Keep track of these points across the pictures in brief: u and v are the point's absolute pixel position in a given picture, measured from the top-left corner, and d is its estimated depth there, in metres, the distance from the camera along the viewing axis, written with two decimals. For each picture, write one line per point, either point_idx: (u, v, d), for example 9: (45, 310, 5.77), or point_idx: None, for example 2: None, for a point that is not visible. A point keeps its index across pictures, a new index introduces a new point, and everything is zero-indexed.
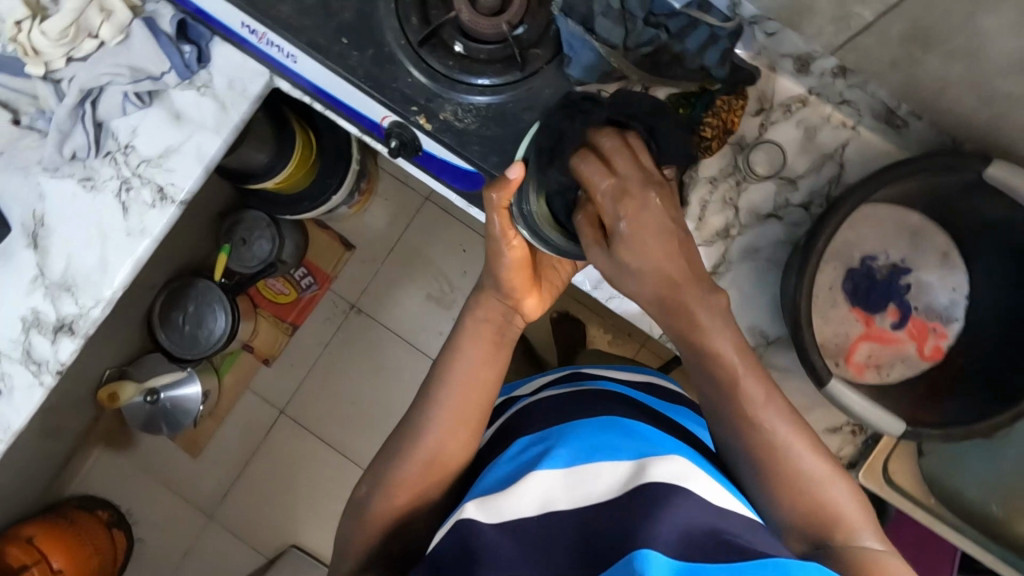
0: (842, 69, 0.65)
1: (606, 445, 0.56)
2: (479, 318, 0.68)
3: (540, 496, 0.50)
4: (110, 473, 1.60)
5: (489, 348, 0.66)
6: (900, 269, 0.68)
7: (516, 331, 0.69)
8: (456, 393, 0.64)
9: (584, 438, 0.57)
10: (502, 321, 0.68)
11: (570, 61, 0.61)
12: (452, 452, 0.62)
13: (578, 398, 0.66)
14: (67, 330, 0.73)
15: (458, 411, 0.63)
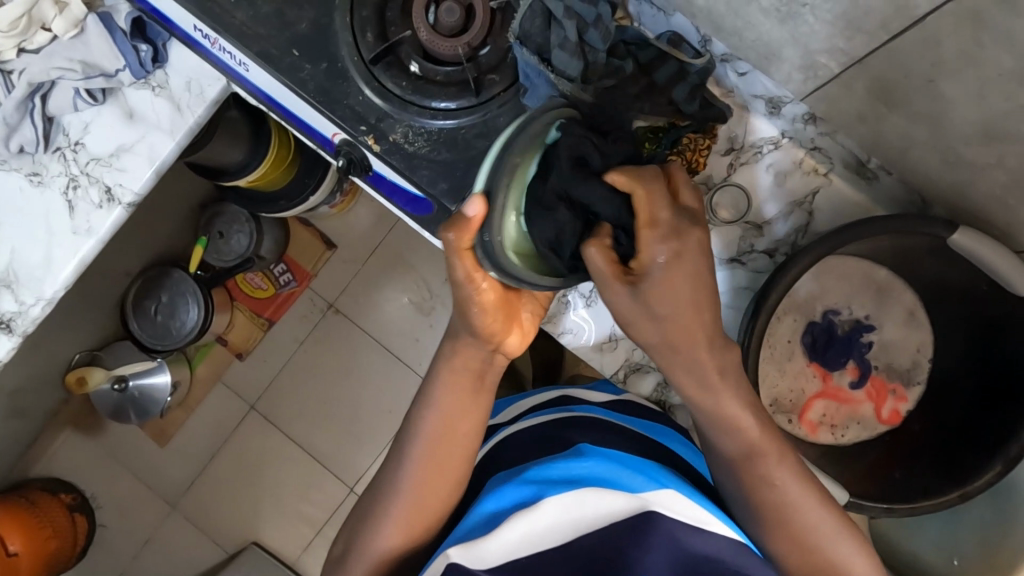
0: (812, 116, 0.61)
1: (592, 472, 0.56)
2: (458, 365, 0.65)
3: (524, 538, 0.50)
4: (76, 456, 1.59)
5: (465, 397, 0.64)
6: (863, 326, 0.66)
7: (496, 373, 0.67)
8: (431, 446, 0.63)
9: (569, 463, 0.57)
10: (481, 366, 0.65)
11: (526, 91, 0.58)
12: (433, 503, 0.62)
13: (562, 428, 0.66)
14: (4, 326, 0.72)
15: (426, 468, 0.62)
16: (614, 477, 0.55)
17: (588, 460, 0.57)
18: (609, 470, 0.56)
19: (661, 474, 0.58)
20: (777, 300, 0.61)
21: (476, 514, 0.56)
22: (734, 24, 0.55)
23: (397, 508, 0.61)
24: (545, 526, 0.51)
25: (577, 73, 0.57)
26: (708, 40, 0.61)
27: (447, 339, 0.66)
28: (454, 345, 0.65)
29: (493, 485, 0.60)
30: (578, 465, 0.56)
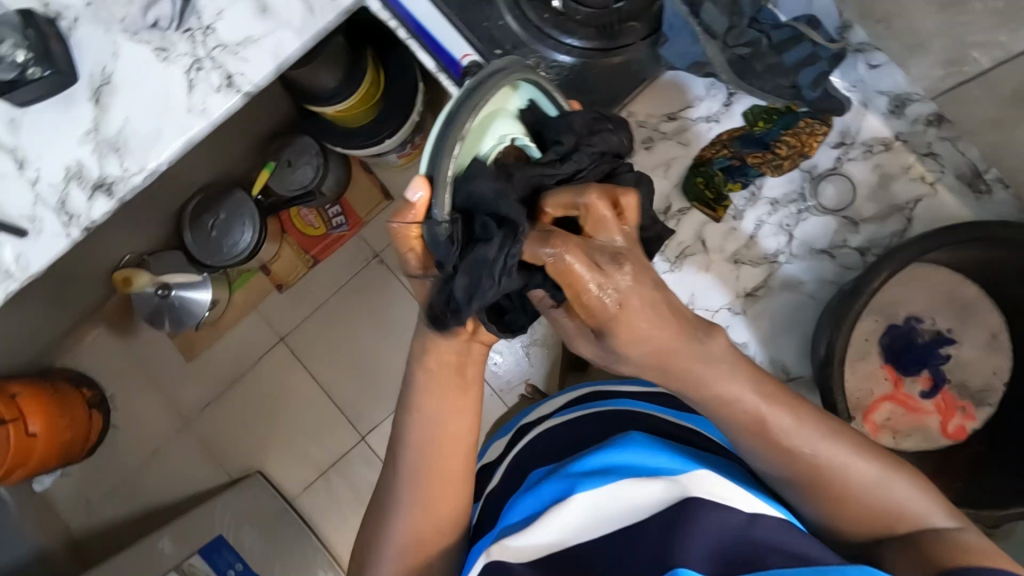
0: (938, 117, 0.63)
1: (622, 463, 0.58)
2: (440, 362, 0.65)
3: (555, 532, 0.55)
4: (104, 356, 1.62)
5: (453, 399, 0.66)
6: (942, 337, 0.67)
7: (477, 366, 0.67)
8: (431, 438, 0.66)
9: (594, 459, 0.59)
10: (461, 363, 0.66)
11: (666, 42, 0.59)
12: (450, 493, 0.66)
13: (583, 438, 0.68)
14: (106, 189, 0.74)
15: (433, 462, 0.66)
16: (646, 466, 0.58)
17: (614, 454, 0.60)
18: (645, 458, 0.59)
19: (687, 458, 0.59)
20: (865, 302, 0.64)
21: (516, 509, 0.61)
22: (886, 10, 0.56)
23: (423, 483, 0.65)
24: (574, 522, 0.55)
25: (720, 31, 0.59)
26: (847, 28, 0.62)
27: (415, 342, 0.66)
28: (426, 345, 0.65)
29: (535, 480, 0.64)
30: (596, 460, 0.59)
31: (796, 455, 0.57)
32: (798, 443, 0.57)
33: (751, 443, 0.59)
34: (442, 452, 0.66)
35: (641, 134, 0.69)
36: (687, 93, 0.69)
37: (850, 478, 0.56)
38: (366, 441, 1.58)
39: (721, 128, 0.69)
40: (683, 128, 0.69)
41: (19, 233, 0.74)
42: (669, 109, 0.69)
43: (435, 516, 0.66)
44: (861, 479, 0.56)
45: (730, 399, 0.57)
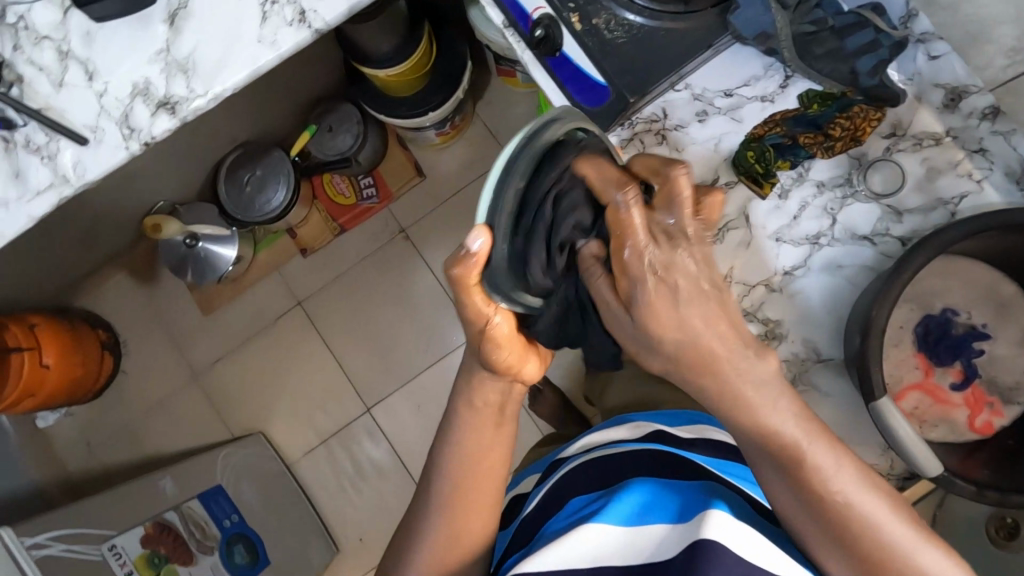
0: (994, 110, 0.64)
1: (660, 501, 0.59)
2: (485, 400, 0.67)
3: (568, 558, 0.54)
4: (121, 301, 1.63)
5: (490, 429, 0.67)
6: (977, 333, 0.66)
7: (515, 402, 0.69)
8: (466, 467, 0.66)
9: (638, 492, 0.59)
10: (503, 400, 0.68)
11: (737, 10, 0.65)
12: (483, 511, 0.67)
13: (623, 465, 0.65)
14: (170, 108, 0.76)
15: (468, 489, 0.66)
16: (687, 505, 0.57)
17: (656, 491, 0.60)
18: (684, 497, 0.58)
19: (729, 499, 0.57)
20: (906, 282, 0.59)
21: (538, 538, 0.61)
22: None
23: (448, 509, 0.66)
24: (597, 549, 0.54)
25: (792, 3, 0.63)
26: (912, 16, 0.66)
27: (461, 377, 0.68)
28: (472, 384, 0.67)
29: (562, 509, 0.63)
30: (630, 493, 0.59)
31: (826, 501, 0.53)
32: (834, 486, 0.53)
33: (778, 477, 0.54)
34: (478, 476, 0.66)
35: (695, 106, 0.70)
36: (744, 70, 0.70)
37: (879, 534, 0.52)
38: (371, 413, 1.58)
39: (775, 109, 0.70)
40: (739, 104, 0.70)
41: (80, 140, 0.75)
42: (727, 84, 0.70)
43: (466, 533, 0.66)
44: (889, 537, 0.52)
45: (772, 427, 0.53)
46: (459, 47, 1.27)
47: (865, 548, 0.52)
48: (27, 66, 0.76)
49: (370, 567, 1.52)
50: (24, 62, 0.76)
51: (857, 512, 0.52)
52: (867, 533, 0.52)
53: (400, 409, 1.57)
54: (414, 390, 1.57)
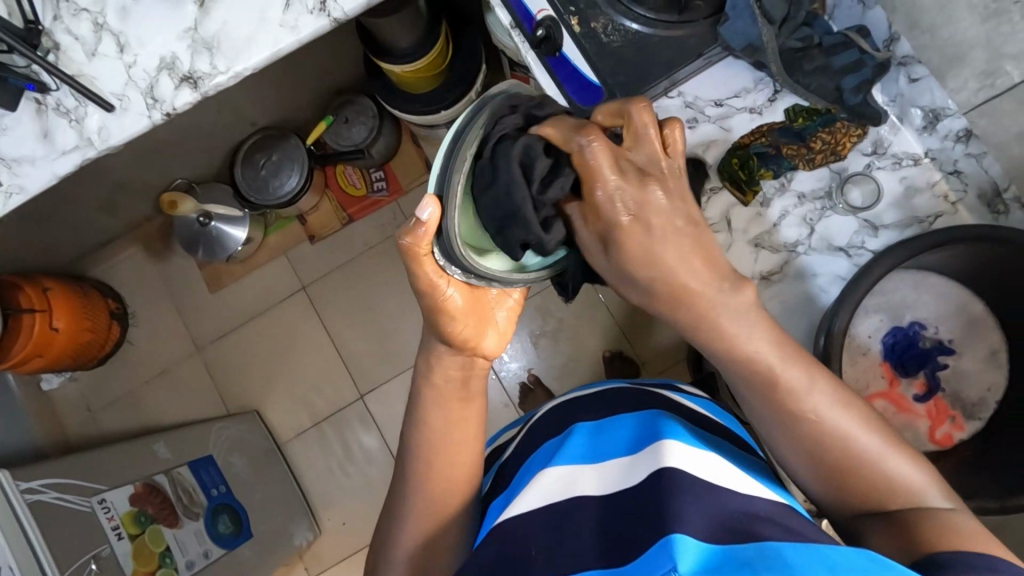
0: (967, 134, 0.66)
1: (607, 445, 0.66)
2: (447, 375, 0.69)
3: (540, 494, 0.62)
4: (133, 272, 1.68)
5: (456, 406, 0.69)
6: (943, 347, 0.69)
7: (479, 377, 0.72)
8: (443, 437, 0.68)
9: (580, 441, 0.67)
10: (465, 373, 0.70)
11: (726, 21, 0.67)
12: (460, 470, 0.68)
13: (571, 415, 0.75)
14: (192, 82, 0.81)
15: (445, 457, 0.68)
16: (628, 443, 0.64)
17: (597, 437, 0.67)
18: (627, 437, 0.65)
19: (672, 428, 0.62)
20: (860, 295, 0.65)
21: (517, 484, 0.67)
22: (933, 20, 0.63)
23: (426, 483, 0.67)
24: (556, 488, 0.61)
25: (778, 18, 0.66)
26: (895, 39, 0.68)
27: (422, 358, 0.71)
28: (432, 362, 0.69)
29: (540, 456, 0.69)
30: (585, 441, 0.67)
31: (788, 405, 0.56)
32: (806, 407, 0.56)
33: (757, 397, 0.58)
34: (452, 451, 0.68)
35: (686, 113, 0.74)
36: (738, 82, 0.74)
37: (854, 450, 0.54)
38: (364, 400, 1.61)
39: (762, 121, 0.74)
40: (730, 113, 0.74)
41: (107, 106, 0.80)
42: (719, 94, 0.74)
43: (446, 498, 0.67)
44: (865, 450, 0.54)
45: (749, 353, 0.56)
46: (475, 51, 1.31)
47: (818, 447, 0.55)
48: (63, 35, 0.81)
49: (353, 550, 1.54)
50: (61, 31, 0.81)
51: (833, 428, 0.55)
52: (841, 445, 0.54)
53: (394, 398, 1.59)
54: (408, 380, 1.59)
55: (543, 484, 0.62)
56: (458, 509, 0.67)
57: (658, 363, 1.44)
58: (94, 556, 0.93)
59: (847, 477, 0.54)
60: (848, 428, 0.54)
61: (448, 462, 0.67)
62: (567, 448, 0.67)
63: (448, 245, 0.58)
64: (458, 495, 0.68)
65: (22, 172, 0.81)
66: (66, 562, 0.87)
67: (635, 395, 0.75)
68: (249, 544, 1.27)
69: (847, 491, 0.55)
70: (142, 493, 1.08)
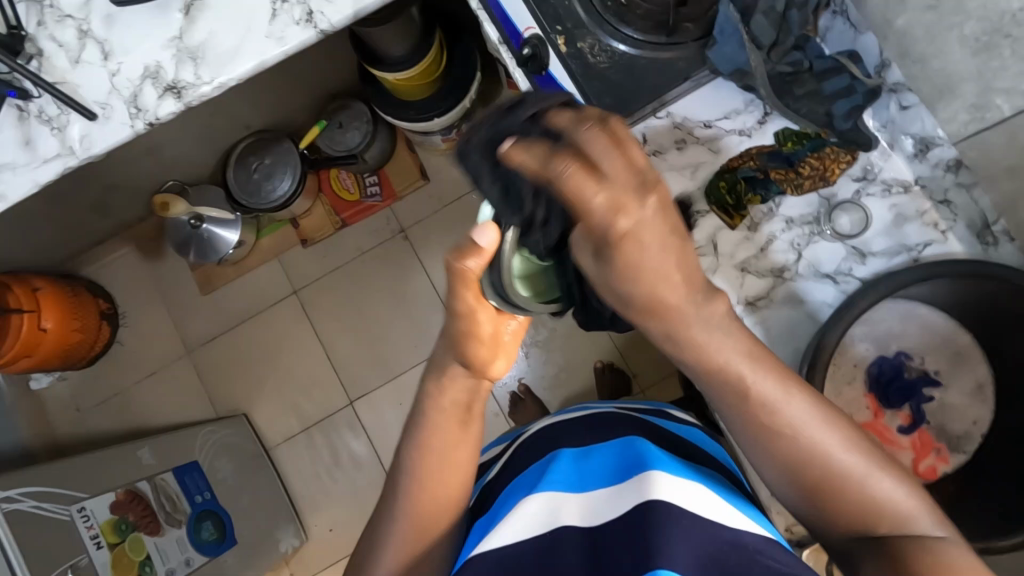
0: (958, 163, 0.65)
1: (592, 472, 0.65)
2: (451, 399, 0.65)
3: (518, 525, 0.58)
4: (124, 272, 1.68)
5: (454, 429, 0.65)
6: (929, 379, 0.69)
7: (482, 401, 0.68)
8: (438, 458, 0.65)
9: (568, 466, 0.66)
10: (469, 398, 0.66)
11: (714, 45, 0.68)
12: (445, 493, 0.65)
13: (555, 440, 0.73)
14: (176, 92, 0.80)
15: (438, 477, 0.65)
16: (615, 472, 0.63)
17: (584, 463, 0.66)
18: (614, 464, 0.64)
19: (659, 458, 0.61)
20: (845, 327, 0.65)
21: (498, 512, 0.64)
22: (923, 50, 0.61)
23: (415, 505, 0.64)
24: (540, 517, 0.59)
25: (767, 43, 0.67)
26: (886, 66, 0.67)
27: (430, 377, 0.66)
28: (442, 385, 0.65)
29: (523, 482, 0.67)
30: (571, 469, 0.65)
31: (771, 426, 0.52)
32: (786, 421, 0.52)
33: (734, 412, 0.53)
34: (443, 475, 0.65)
35: (675, 134, 0.73)
36: (729, 103, 0.73)
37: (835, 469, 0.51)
38: (353, 406, 1.60)
39: (751, 143, 0.72)
40: (719, 135, 0.73)
41: (89, 115, 0.79)
42: (710, 115, 0.73)
43: (429, 517, 0.64)
44: (845, 468, 0.51)
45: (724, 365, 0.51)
46: (471, 59, 1.30)
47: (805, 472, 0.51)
48: (48, 42, 0.80)
49: (339, 557, 1.54)
50: (45, 37, 0.80)
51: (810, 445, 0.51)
52: (821, 462, 0.51)
53: (383, 404, 1.58)
54: (398, 387, 1.58)
55: (523, 515, 0.59)
56: (439, 533, 0.65)
57: (648, 375, 1.43)
58: (72, 565, 0.92)
59: (829, 496, 0.51)
60: (827, 444, 0.51)
61: (440, 484, 0.65)
62: (552, 474, 0.64)
63: (502, 279, 0.57)
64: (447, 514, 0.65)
65: (3, 180, 0.80)
66: (42, 572, 0.87)
67: (624, 421, 0.74)
68: (233, 552, 1.26)
69: (834, 513, 0.52)
70: (124, 500, 1.07)
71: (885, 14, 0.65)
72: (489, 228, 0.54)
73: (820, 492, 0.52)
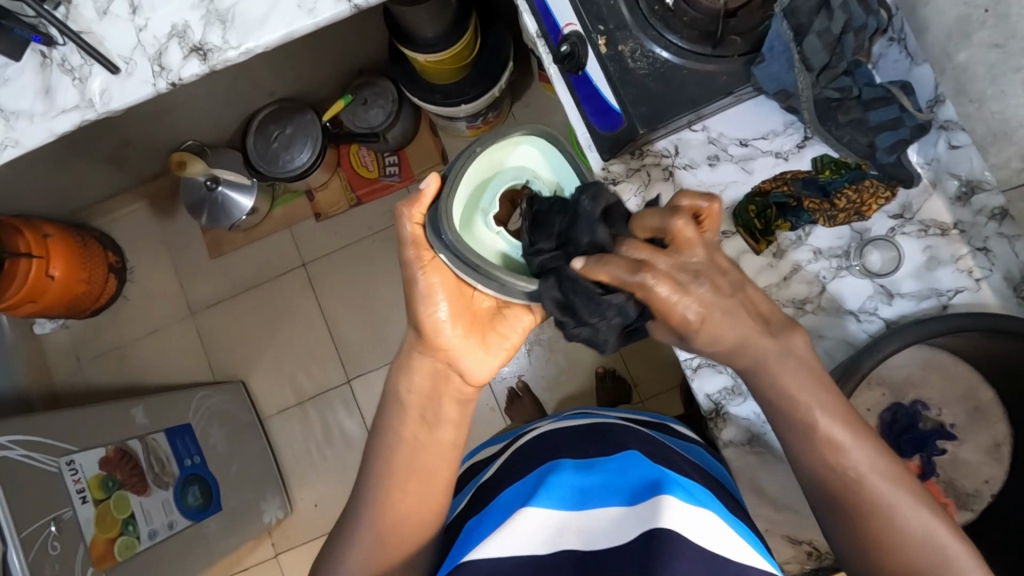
0: (1003, 213, 0.62)
1: (595, 488, 0.61)
2: (412, 387, 0.67)
3: (521, 537, 0.57)
4: (136, 227, 1.67)
5: (417, 427, 0.67)
6: (943, 431, 0.68)
7: (452, 392, 0.68)
8: (401, 453, 0.66)
9: (567, 477, 0.62)
10: (432, 387, 0.68)
11: (762, 61, 0.65)
12: (422, 493, 0.65)
13: (556, 447, 0.71)
14: (201, 54, 0.78)
15: (399, 473, 0.65)
16: (622, 487, 0.60)
17: (585, 475, 0.63)
18: (618, 477, 0.62)
19: (662, 476, 0.59)
20: (867, 369, 0.63)
21: (486, 524, 0.62)
22: (983, 90, 0.59)
23: (376, 509, 0.64)
24: (537, 535, 0.57)
25: (817, 65, 0.65)
26: (940, 102, 0.64)
27: (398, 364, 0.69)
28: (403, 370, 0.68)
29: (518, 490, 0.65)
30: (567, 480, 0.62)
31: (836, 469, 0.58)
32: (853, 469, 0.58)
33: (805, 457, 0.60)
34: (407, 472, 0.66)
35: (708, 148, 0.71)
36: (764, 125, 0.70)
37: (893, 524, 0.56)
38: (351, 384, 1.59)
39: (787, 167, 0.70)
40: (755, 155, 0.70)
41: (112, 69, 0.77)
42: (746, 134, 0.70)
43: (404, 527, 0.64)
44: (908, 528, 0.56)
45: (793, 399, 0.59)
46: (503, 47, 1.27)
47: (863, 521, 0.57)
48: None
49: (323, 533, 1.54)
50: None
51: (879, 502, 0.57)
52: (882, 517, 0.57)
53: (381, 386, 1.57)
54: None
55: (527, 530, 0.57)
56: (416, 533, 0.65)
57: (649, 387, 1.41)
58: (55, 518, 0.92)
59: (885, 555, 0.56)
60: (890, 499, 0.56)
61: (404, 483, 0.65)
62: (553, 487, 0.61)
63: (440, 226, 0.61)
64: (415, 513, 0.65)
65: (18, 127, 0.79)
66: (25, 522, 0.86)
67: (625, 432, 0.72)
68: (217, 518, 1.26)
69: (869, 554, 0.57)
70: (113, 457, 1.07)
71: (945, 49, 0.62)
72: (431, 176, 0.62)
73: (879, 549, 0.57)
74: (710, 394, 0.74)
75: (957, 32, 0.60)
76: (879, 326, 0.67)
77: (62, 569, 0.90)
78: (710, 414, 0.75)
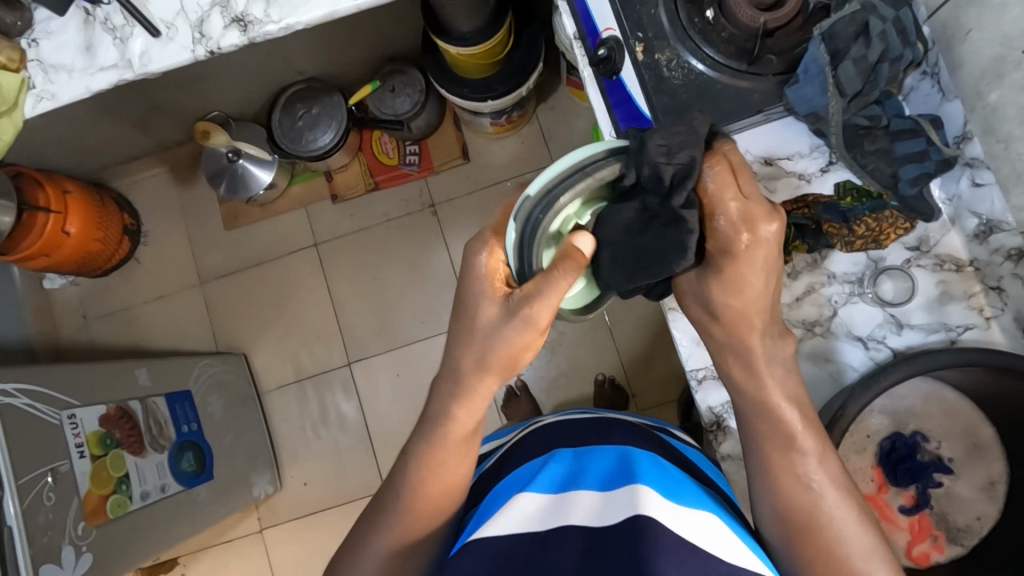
0: (1021, 254, 0.63)
1: (584, 476, 0.63)
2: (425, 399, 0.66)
3: (530, 518, 0.57)
4: (154, 193, 1.69)
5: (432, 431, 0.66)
6: (941, 465, 0.68)
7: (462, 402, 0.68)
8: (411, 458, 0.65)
9: (557, 468, 0.64)
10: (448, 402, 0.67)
11: (796, 83, 0.66)
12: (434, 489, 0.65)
13: (551, 440, 0.72)
14: (242, 26, 0.79)
15: (415, 474, 0.65)
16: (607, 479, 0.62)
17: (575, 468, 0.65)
18: (608, 471, 0.64)
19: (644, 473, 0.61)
20: (872, 397, 0.63)
21: (482, 514, 0.63)
22: (1010, 130, 0.60)
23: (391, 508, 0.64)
24: (533, 516, 0.57)
25: (850, 92, 0.66)
26: (967, 138, 0.65)
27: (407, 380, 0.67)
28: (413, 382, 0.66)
29: (513, 479, 0.66)
30: (560, 473, 0.64)
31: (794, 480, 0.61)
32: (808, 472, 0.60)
33: (767, 460, 0.62)
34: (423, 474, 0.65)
35: None
36: (790, 146, 0.71)
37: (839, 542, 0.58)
38: (351, 367, 1.60)
39: (808, 190, 0.71)
40: (777, 175, 0.71)
41: (153, 32, 0.79)
42: (770, 153, 0.71)
43: (424, 512, 0.64)
44: (844, 538, 0.58)
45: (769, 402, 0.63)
46: (537, 45, 1.27)
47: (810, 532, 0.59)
48: None
49: (310, 512, 1.54)
50: None
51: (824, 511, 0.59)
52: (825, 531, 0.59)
53: (381, 372, 1.58)
54: (398, 358, 1.58)
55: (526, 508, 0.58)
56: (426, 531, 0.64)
57: (647, 398, 1.41)
58: (52, 469, 0.93)
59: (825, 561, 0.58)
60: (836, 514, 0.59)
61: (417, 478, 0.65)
62: (543, 476, 0.63)
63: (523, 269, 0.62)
64: (429, 513, 0.64)
65: (57, 80, 0.80)
66: (24, 469, 0.88)
67: (630, 430, 0.73)
68: (208, 486, 1.27)
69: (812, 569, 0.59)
70: (113, 415, 1.08)
71: (979, 86, 0.63)
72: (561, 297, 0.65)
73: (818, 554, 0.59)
74: (713, 407, 0.75)
75: (993, 71, 0.61)
76: (890, 353, 0.68)
77: (55, 520, 0.91)
78: (710, 426, 0.76)
